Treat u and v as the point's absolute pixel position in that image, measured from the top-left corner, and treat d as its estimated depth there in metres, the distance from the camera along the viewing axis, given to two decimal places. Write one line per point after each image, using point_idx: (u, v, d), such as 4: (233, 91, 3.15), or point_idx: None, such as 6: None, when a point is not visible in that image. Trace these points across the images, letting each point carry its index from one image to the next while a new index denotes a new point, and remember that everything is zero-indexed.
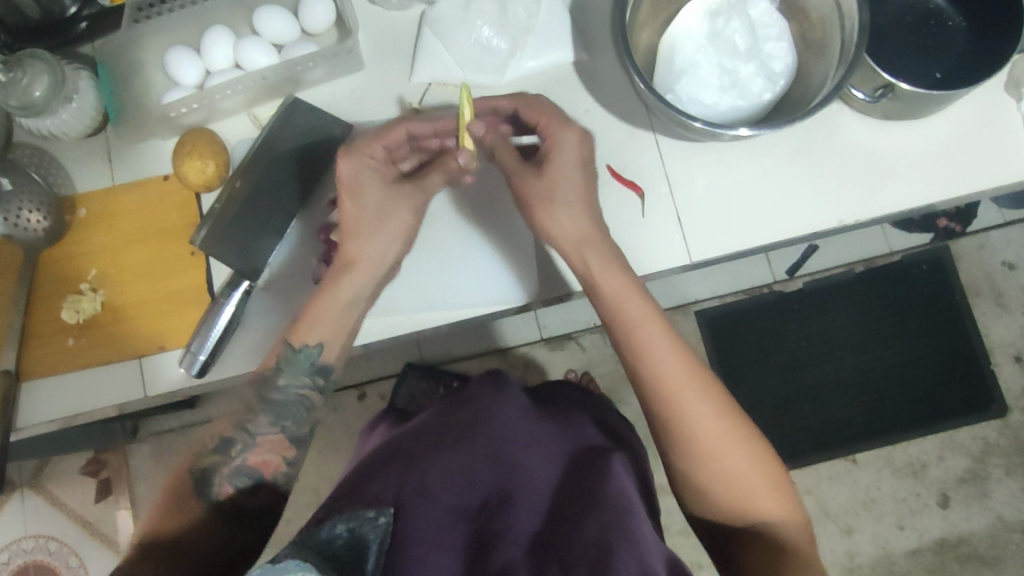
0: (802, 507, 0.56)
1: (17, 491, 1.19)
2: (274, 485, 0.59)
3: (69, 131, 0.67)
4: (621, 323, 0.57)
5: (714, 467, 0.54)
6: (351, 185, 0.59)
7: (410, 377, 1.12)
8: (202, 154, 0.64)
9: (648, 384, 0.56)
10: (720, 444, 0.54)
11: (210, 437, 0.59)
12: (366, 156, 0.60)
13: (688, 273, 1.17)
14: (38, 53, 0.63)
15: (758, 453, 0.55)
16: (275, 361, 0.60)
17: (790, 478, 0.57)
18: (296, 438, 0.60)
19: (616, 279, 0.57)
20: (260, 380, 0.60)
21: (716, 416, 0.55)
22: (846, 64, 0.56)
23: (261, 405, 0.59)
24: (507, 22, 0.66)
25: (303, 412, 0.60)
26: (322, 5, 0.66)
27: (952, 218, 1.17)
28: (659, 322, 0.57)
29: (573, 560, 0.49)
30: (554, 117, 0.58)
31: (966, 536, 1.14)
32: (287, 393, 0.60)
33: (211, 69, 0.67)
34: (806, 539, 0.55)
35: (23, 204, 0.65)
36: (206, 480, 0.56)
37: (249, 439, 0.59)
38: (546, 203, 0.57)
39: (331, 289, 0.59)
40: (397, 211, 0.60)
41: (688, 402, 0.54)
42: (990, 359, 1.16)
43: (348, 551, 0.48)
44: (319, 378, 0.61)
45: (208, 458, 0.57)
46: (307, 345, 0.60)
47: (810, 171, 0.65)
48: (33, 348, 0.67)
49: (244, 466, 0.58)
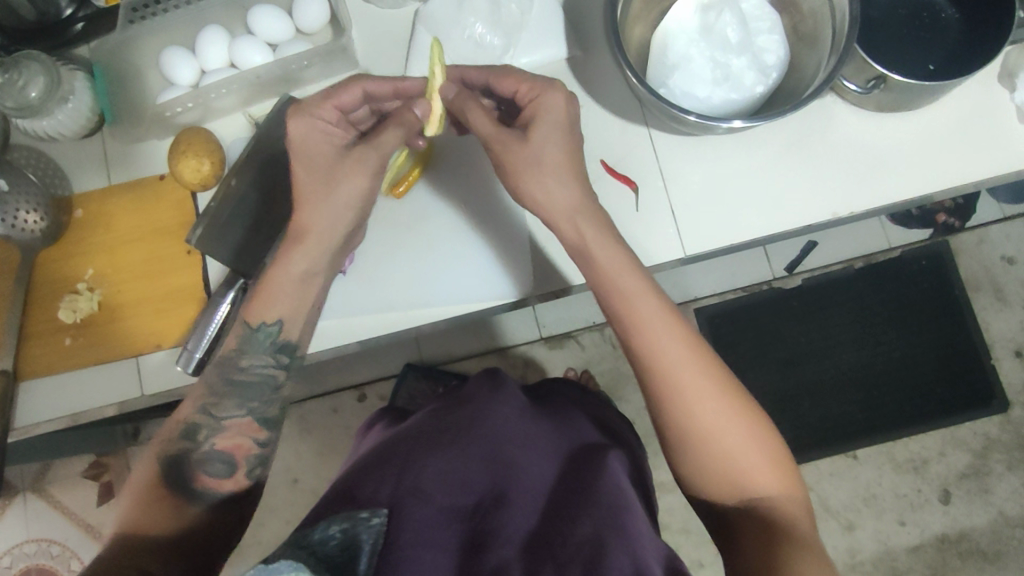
0: (802, 486, 0.56)
1: (19, 495, 1.20)
2: (247, 468, 0.59)
3: (65, 132, 0.67)
4: (615, 300, 0.57)
5: (710, 445, 0.54)
6: (302, 154, 0.58)
7: (410, 378, 1.12)
8: (197, 152, 0.64)
9: (643, 361, 0.56)
10: (714, 418, 0.54)
11: (176, 425, 0.59)
12: (317, 118, 0.58)
13: (686, 270, 1.17)
14: (34, 55, 0.63)
15: (758, 433, 0.55)
16: (237, 342, 0.60)
17: (788, 455, 0.57)
18: (265, 420, 0.61)
19: (614, 260, 0.57)
20: (221, 363, 0.60)
21: (715, 396, 0.55)
22: (838, 55, 0.56)
23: (227, 387, 0.60)
24: (500, 20, 0.67)
25: (267, 392, 0.61)
26: (315, 3, 0.66)
27: (951, 214, 1.17)
28: (655, 295, 0.57)
29: (566, 560, 0.50)
30: (533, 87, 0.57)
31: (968, 531, 1.14)
32: (253, 372, 0.61)
33: (206, 68, 0.67)
34: (807, 517, 0.54)
35: (20, 204, 0.65)
36: (180, 468, 0.57)
37: (215, 424, 0.59)
38: (531, 167, 0.56)
39: (283, 264, 0.59)
40: (348, 175, 0.58)
41: (684, 377, 0.55)
42: (991, 353, 1.16)
43: (341, 552, 0.48)
44: (282, 357, 0.61)
45: (178, 446, 0.58)
46: (266, 324, 0.60)
47: (804, 164, 0.65)
48: (31, 347, 0.67)
49: (214, 451, 0.58)
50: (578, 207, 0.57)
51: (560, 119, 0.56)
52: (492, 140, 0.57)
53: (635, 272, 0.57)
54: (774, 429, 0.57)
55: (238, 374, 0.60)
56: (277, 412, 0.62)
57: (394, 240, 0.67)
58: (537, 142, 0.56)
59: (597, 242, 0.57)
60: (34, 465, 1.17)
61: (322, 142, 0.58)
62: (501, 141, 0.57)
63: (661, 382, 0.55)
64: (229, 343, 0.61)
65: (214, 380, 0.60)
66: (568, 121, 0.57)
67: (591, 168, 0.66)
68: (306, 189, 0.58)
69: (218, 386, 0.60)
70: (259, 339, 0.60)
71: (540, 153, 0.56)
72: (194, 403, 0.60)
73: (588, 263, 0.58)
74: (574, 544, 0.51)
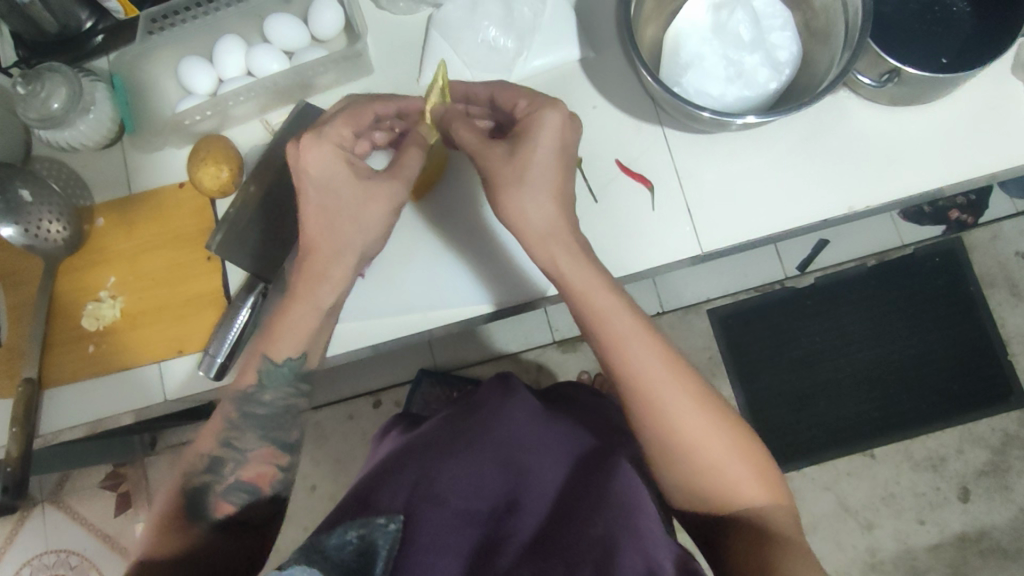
0: (789, 493, 0.57)
1: (38, 506, 1.21)
2: (272, 493, 0.59)
3: (86, 142, 0.68)
4: (591, 319, 0.56)
5: (700, 460, 0.54)
6: (322, 183, 0.56)
7: (425, 383, 1.13)
8: (217, 160, 0.65)
9: (623, 382, 0.55)
10: (700, 434, 0.54)
11: (196, 457, 0.59)
12: (336, 143, 0.57)
13: (698, 272, 1.18)
14: (56, 67, 0.64)
15: (742, 442, 0.55)
16: (257, 378, 0.59)
17: (775, 465, 0.57)
18: (289, 446, 0.61)
19: (589, 282, 0.55)
20: (241, 397, 0.59)
21: (696, 411, 0.54)
22: (852, 49, 0.57)
23: (245, 422, 0.59)
24: (514, 23, 0.67)
25: (289, 419, 0.61)
26: (331, 11, 0.67)
27: (963, 210, 1.17)
28: (630, 313, 0.56)
29: (577, 559, 0.50)
30: (534, 102, 0.56)
31: (988, 529, 1.13)
32: (274, 406, 0.60)
33: (223, 77, 0.68)
34: (795, 522, 0.55)
35: (44, 214, 0.66)
36: (200, 500, 0.57)
37: (239, 455, 0.59)
38: (512, 186, 0.55)
39: (309, 298, 0.59)
40: (374, 203, 0.57)
41: (666, 395, 0.54)
42: (1007, 349, 1.15)
43: (357, 557, 0.46)
44: (302, 385, 0.61)
45: (200, 478, 0.57)
46: (289, 357, 0.60)
47: (819, 159, 0.66)
48: (54, 356, 0.68)
49: (238, 482, 0.58)
50: (560, 227, 0.56)
51: (554, 139, 0.55)
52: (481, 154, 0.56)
53: (608, 293, 0.56)
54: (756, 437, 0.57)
55: (262, 408, 0.60)
56: (297, 436, 0.62)
57: (414, 240, 0.68)
58: (522, 159, 0.54)
59: (573, 269, 0.56)
60: (53, 475, 1.18)
61: (336, 166, 0.56)
62: (486, 156, 0.56)
63: (642, 404, 0.54)
64: (249, 379, 0.59)
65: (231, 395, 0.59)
66: (561, 138, 0.55)
67: (605, 167, 0.67)
68: (318, 218, 0.57)
69: (238, 422, 0.59)
70: (282, 372, 0.60)
71: (523, 170, 0.55)
72: (217, 435, 0.59)
73: (562, 288, 0.56)
74: (586, 544, 0.51)
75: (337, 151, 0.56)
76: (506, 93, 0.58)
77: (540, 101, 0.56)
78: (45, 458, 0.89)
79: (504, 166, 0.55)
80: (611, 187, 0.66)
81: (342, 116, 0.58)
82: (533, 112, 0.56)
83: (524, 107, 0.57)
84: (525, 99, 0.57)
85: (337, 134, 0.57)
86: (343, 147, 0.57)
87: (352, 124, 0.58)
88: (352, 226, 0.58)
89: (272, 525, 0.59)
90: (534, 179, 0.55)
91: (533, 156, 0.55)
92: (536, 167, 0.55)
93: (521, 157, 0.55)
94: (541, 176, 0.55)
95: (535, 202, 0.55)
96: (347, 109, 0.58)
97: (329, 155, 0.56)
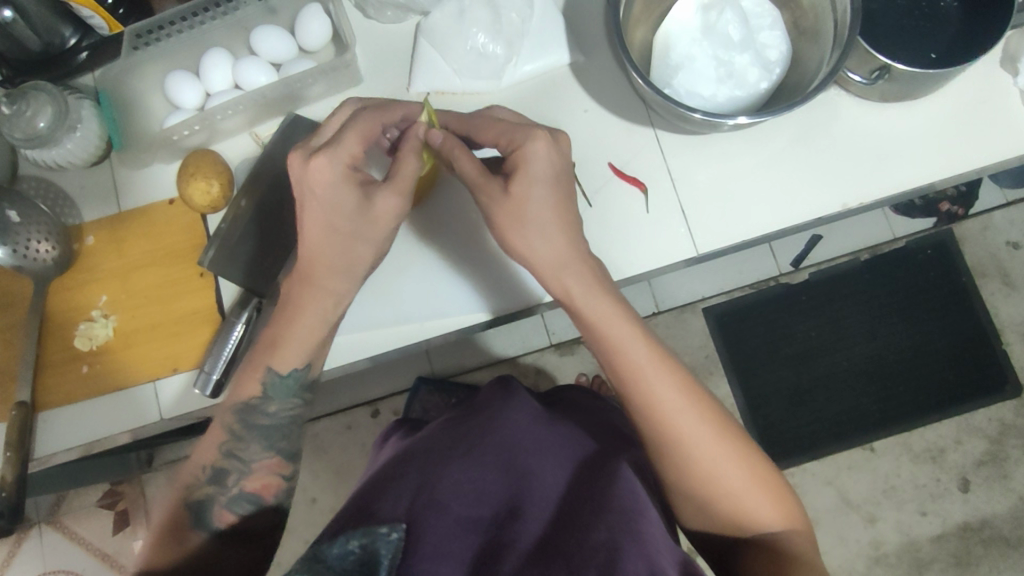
0: (804, 516, 0.57)
1: (35, 528, 1.19)
2: (276, 502, 0.59)
3: (74, 161, 0.67)
4: (603, 345, 0.56)
5: (715, 485, 0.54)
6: (325, 202, 0.55)
7: (422, 392, 1.11)
8: (206, 174, 0.64)
9: (638, 413, 0.55)
10: (716, 461, 0.54)
11: (199, 469, 0.58)
12: (340, 158, 0.55)
13: (693, 272, 1.18)
14: (41, 85, 0.63)
15: (758, 470, 0.55)
16: (260, 390, 0.59)
17: (790, 488, 0.57)
18: (291, 454, 0.60)
19: (603, 315, 0.55)
20: (245, 408, 0.59)
21: (712, 439, 0.54)
22: (841, 47, 0.57)
23: (248, 431, 0.59)
24: (502, 28, 0.67)
25: (294, 430, 0.61)
26: (318, 22, 0.67)
27: (954, 202, 1.17)
28: (645, 341, 0.56)
29: (582, 562, 0.49)
30: (512, 139, 0.55)
31: (989, 519, 1.13)
32: (278, 417, 0.59)
33: (211, 90, 0.68)
34: (809, 544, 0.55)
35: (32, 234, 0.65)
36: (201, 511, 0.57)
37: (243, 466, 0.58)
38: (513, 223, 0.54)
39: (302, 313, 0.58)
40: (374, 227, 0.57)
41: (679, 422, 0.54)
42: (1002, 338, 1.16)
43: (360, 567, 0.45)
44: (307, 395, 0.61)
45: (202, 491, 0.57)
46: (294, 369, 0.59)
47: (810, 157, 0.66)
48: (46, 379, 0.67)
49: (242, 492, 0.58)
50: (561, 259, 0.55)
51: (546, 171, 0.54)
52: (478, 188, 0.55)
53: (622, 323, 0.55)
54: (772, 463, 0.57)
55: (266, 420, 0.59)
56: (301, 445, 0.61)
57: (408, 250, 0.67)
58: (519, 194, 0.54)
59: (587, 300, 0.55)
60: (49, 496, 1.16)
61: (344, 189, 0.55)
62: (485, 191, 0.55)
63: (656, 429, 0.54)
64: (251, 390, 0.59)
65: (229, 415, 0.58)
66: (553, 169, 0.54)
67: (599, 170, 0.66)
68: (318, 240, 0.56)
69: (238, 431, 0.58)
70: (285, 385, 0.59)
71: (523, 208, 0.54)
72: (220, 445, 0.58)
73: (575, 315, 0.56)
74: (590, 548, 0.50)
75: (347, 171, 0.55)
76: (495, 126, 0.57)
77: (522, 133, 0.54)
78: (41, 479, 0.88)
79: (500, 201, 0.54)
80: (604, 191, 0.66)
81: (353, 131, 0.56)
82: (516, 148, 0.54)
83: (505, 144, 0.55)
84: (508, 135, 0.55)
85: (349, 153, 0.55)
86: (353, 167, 0.56)
87: (361, 139, 0.56)
88: (356, 242, 0.57)
89: (272, 533, 0.58)
90: (535, 214, 0.54)
91: (529, 193, 0.54)
92: (534, 203, 0.54)
93: (517, 194, 0.54)
94: (541, 214, 0.54)
95: (544, 239, 0.55)
96: (354, 124, 0.56)
97: (339, 177, 0.55)
